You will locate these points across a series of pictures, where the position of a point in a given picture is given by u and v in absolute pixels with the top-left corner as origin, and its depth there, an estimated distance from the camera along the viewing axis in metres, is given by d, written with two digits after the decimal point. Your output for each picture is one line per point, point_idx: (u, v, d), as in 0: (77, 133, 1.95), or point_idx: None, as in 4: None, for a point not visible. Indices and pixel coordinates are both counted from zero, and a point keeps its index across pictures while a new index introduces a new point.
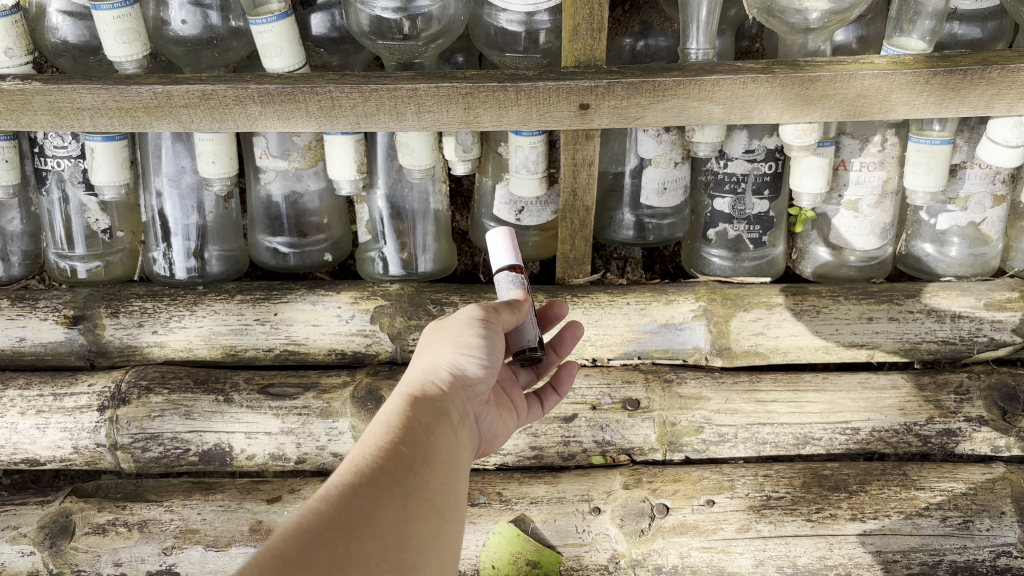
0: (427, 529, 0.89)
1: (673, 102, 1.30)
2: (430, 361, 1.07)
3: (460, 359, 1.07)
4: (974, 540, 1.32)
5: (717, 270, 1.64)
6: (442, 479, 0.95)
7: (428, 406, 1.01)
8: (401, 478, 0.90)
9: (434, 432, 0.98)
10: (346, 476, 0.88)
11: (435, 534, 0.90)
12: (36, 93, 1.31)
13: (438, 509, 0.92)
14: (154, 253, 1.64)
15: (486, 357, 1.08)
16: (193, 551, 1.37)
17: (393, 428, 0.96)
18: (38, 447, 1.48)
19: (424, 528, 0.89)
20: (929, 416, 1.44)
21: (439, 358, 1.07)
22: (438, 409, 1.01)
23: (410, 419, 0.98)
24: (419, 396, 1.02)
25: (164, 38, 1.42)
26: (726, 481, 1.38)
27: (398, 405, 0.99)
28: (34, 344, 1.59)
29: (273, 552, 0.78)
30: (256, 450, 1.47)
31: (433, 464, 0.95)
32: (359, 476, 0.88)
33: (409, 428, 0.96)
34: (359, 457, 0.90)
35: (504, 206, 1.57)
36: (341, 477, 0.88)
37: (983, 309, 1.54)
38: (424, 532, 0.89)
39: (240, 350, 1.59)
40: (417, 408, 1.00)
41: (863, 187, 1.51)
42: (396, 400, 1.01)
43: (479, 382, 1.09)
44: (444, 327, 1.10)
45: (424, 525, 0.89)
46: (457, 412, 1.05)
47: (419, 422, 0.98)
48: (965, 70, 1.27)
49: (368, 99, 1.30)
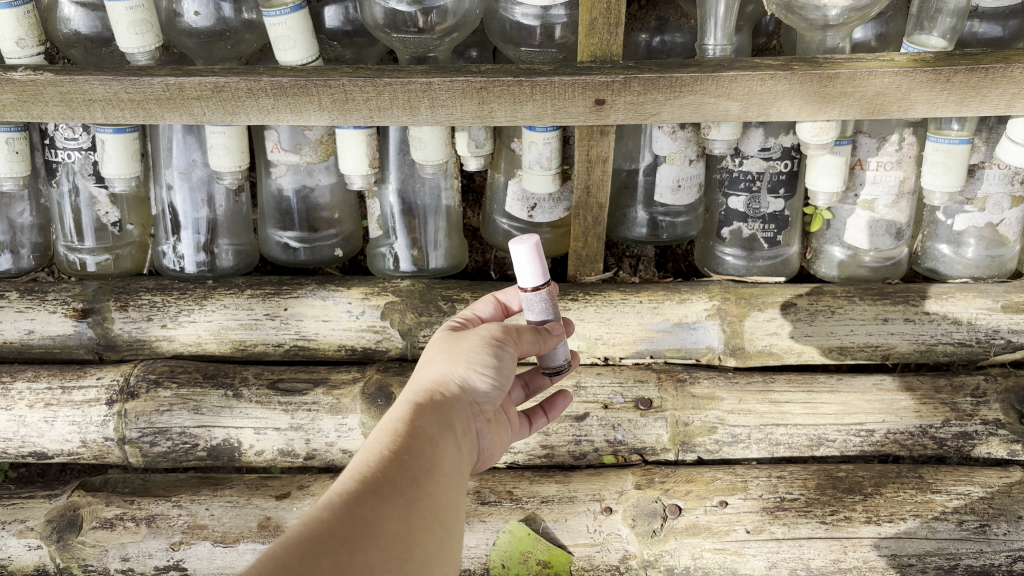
0: (430, 541, 0.89)
1: (690, 98, 1.28)
2: (440, 371, 1.05)
3: (472, 377, 1.05)
4: (991, 544, 1.31)
5: (730, 269, 1.63)
6: (445, 490, 0.94)
7: (434, 415, 0.99)
8: (405, 488, 0.89)
9: (439, 443, 0.97)
10: (350, 483, 0.87)
11: (437, 546, 0.90)
12: (48, 84, 1.30)
13: (441, 521, 0.91)
14: (164, 247, 1.64)
15: (498, 378, 1.06)
16: (201, 547, 1.36)
17: (397, 435, 0.94)
18: (46, 440, 1.47)
19: (427, 540, 0.89)
20: (945, 419, 1.42)
21: (451, 371, 1.05)
22: (444, 420, 1.00)
23: (415, 427, 0.96)
24: (426, 406, 1.00)
25: (177, 31, 1.41)
26: (739, 481, 1.36)
27: (404, 413, 0.98)
28: (42, 337, 1.58)
29: (276, 562, 0.77)
30: (265, 446, 1.46)
31: (436, 476, 0.93)
32: (362, 484, 0.87)
33: (414, 438, 0.95)
34: (362, 465, 0.89)
35: (516, 202, 1.56)
36: (344, 484, 0.87)
37: (1001, 311, 1.52)
38: (427, 544, 0.88)
39: (249, 345, 1.58)
40: (424, 416, 0.98)
41: (879, 186, 1.50)
42: (402, 407, 1.00)
43: (487, 400, 1.07)
44: (462, 339, 1.08)
45: (428, 537, 0.89)
46: (462, 425, 1.03)
47: (423, 432, 0.96)
48: (986, 68, 1.25)
49: (381, 93, 1.29)
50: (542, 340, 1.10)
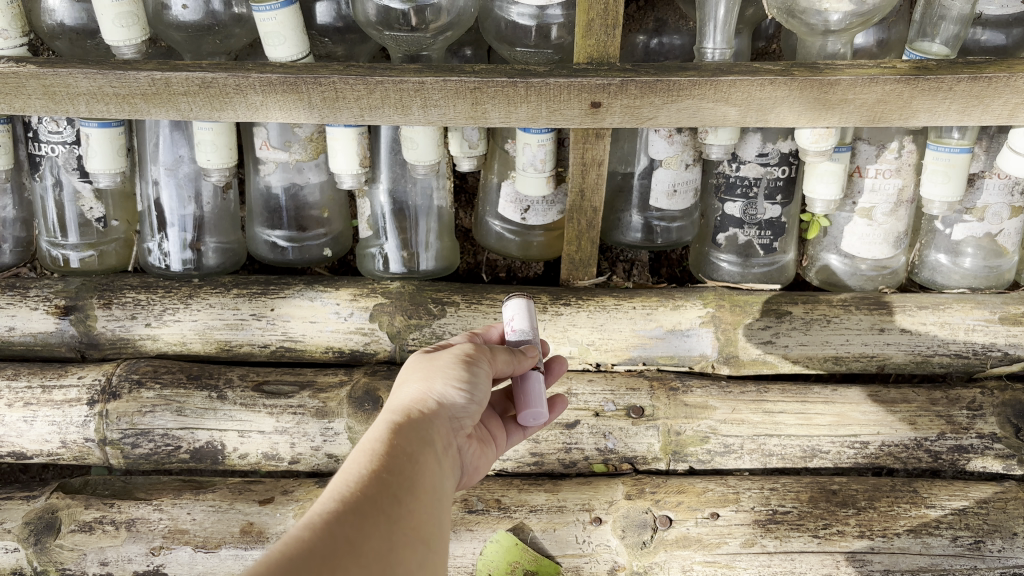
0: (413, 559, 0.86)
1: (688, 102, 1.26)
2: (415, 391, 1.03)
3: (451, 393, 1.03)
4: (985, 561, 1.29)
5: (725, 276, 1.61)
6: (426, 508, 0.91)
7: (412, 433, 0.97)
8: (386, 506, 0.87)
9: (418, 460, 0.94)
10: (330, 504, 0.84)
11: (421, 564, 0.87)
12: (30, 77, 1.27)
13: (425, 539, 0.89)
14: (149, 244, 1.61)
15: (475, 393, 1.04)
16: (181, 552, 1.33)
17: (376, 455, 0.92)
18: (25, 440, 1.44)
19: (410, 557, 0.86)
20: (940, 432, 1.40)
21: (427, 389, 1.02)
22: (423, 437, 0.98)
23: (393, 445, 0.94)
24: (404, 425, 0.97)
25: (164, 23, 1.37)
26: (731, 493, 1.34)
27: (382, 432, 0.96)
28: (24, 334, 1.55)
29: None
30: (249, 449, 1.43)
31: (417, 493, 0.91)
32: (344, 504, 0.84)
33: (393, 456, 0.92)
34: (342, 485, 0.87)
35: (509, 204, 1.53)
36: (325, 505, 0.84)
37: (998, 322, 1.50)
38: (410, 561, 0.86)
39: (234, 345, 1.55)
40: (401, 434, 0.96)
41: (877, 195, 1.47)
42: (379, 427, 0.97)
43: (467, 415, 1.05)
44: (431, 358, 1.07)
45: (410, 554, 0.86)
46: (442, 442, 1.01)
47: (402, 450, 0.94)
48: (989, 77, 1.23)
49: (373, 91, 1.26)
50: (516, 362, 1.09)
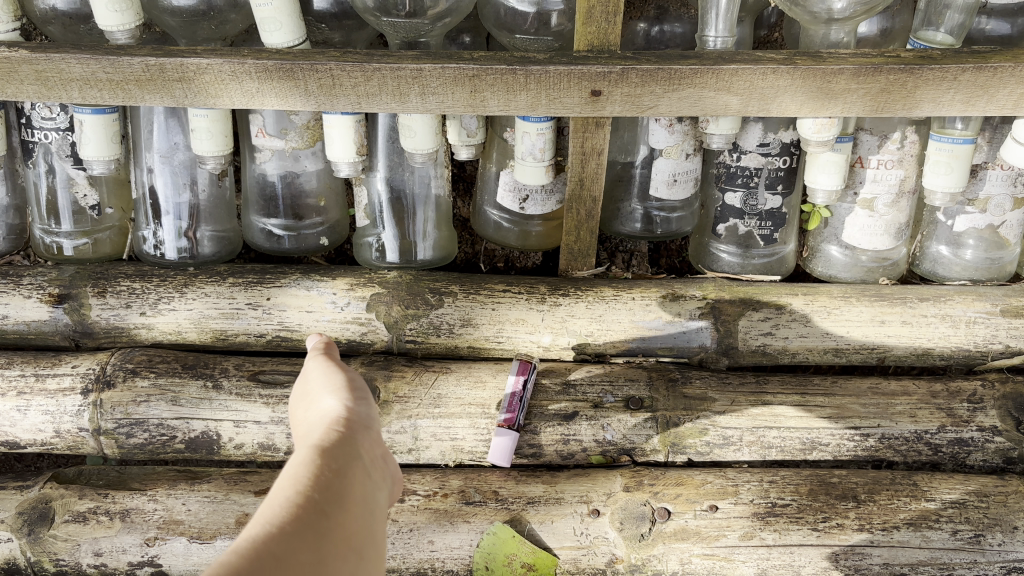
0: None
1: (688, 91, 1.24)
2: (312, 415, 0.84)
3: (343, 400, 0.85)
4: (985, 555, 1.28)
5: (725, 267, 1.59)
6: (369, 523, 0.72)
7: (336, 447, 0.78)
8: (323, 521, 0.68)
9: (348, 473, 0.75)
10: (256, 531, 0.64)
11: None
12: (22, 62, 1.25)
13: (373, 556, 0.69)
14: (144, 232, 1.59)
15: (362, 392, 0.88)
16: (176, 543, 1.32)
17: (301, 477, 0.72)
18: (18, 430, 1.43)
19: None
20: (941, 424, 1.40)
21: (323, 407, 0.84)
22: (348, 449, 0.78)
23: (319, 465, 0.74)
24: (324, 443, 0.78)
25: (158, 9, 1.35)
26: (730, 486, 1.33)
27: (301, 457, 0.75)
28: (16, 323, 1.53)
29: None
30: (244, 439, 1.42)
31: (351, 510, 0.72)
32: (269, 535, 0.64)
33: (318, 474, 0.73)
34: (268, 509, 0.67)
35: (507, 193, 1.51)
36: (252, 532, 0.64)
37: (1000, 315, 1.49)
38: None
39: (230, 334, 1.54)
40: (323, 452, 0.76)
41: (879, 185, 1.46)
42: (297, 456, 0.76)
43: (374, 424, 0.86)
44: (311, 384, 0.90)
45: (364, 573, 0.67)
46: (371, 456, 0.81)
47: (330, 466, 0.74)
48: (995, 66, 1.21)
49: (370, 79, 1.24)
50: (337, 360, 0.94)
